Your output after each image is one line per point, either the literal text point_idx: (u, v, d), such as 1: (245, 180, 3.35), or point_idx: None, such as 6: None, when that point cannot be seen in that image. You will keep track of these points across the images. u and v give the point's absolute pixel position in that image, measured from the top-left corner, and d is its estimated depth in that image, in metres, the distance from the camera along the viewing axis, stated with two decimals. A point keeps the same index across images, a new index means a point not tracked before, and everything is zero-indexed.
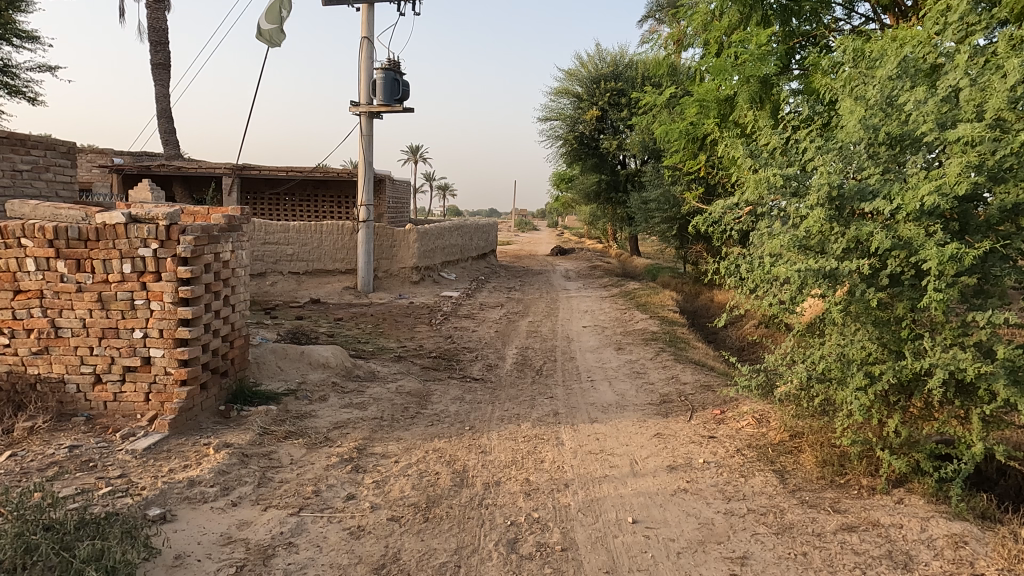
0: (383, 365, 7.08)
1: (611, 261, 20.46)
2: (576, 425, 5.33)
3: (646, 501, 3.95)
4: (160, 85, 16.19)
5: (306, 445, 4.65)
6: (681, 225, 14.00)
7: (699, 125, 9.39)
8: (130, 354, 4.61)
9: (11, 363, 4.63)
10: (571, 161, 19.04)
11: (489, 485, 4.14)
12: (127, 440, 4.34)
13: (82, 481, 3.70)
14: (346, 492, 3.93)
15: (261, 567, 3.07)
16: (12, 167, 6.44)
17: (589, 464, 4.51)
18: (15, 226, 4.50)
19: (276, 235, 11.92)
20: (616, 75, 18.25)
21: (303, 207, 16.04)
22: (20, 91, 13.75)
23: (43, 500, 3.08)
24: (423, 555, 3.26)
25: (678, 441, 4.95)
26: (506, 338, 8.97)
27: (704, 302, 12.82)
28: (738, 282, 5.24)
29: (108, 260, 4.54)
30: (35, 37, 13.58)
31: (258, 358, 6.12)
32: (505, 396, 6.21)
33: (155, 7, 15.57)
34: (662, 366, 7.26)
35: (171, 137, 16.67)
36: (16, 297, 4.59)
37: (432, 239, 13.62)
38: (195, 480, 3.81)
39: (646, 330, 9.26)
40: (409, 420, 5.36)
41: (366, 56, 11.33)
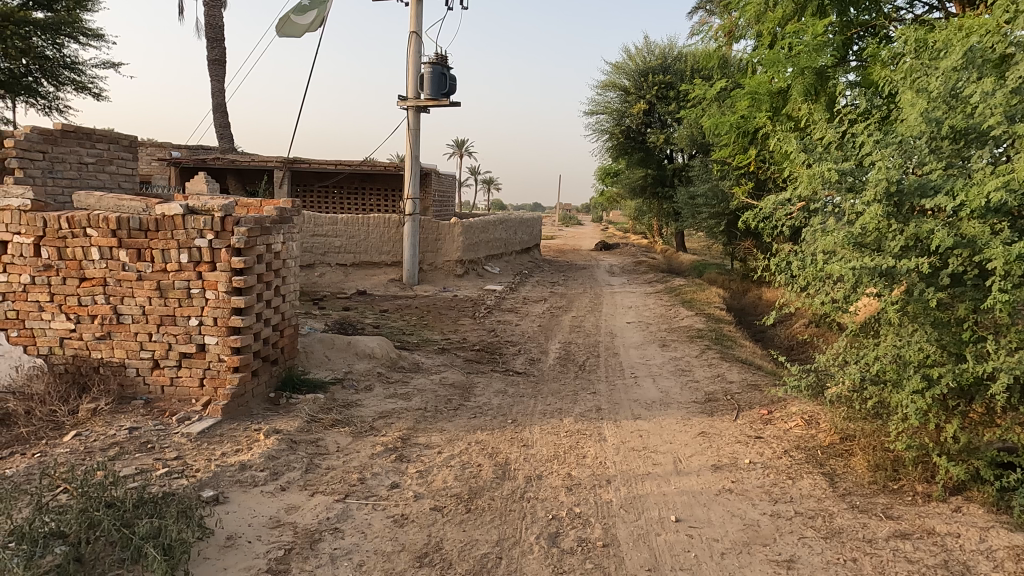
0: (427, 357, 7.17)
1: (656, 257, 20.20)
2: (619, 422, 5.29)
3: (689, 500, 3.91)
4: (216, 81, 16.68)
5: (352, 434, 4.75)
6: (730, 220, 13.72)
7: (751, 118, 9.17)
8: (186, 341, 4.77)
9: (76, 347, 4.84)
10: (617, 155, 18.86)
11: (531, 478, 4.15)
12: (183, 424, 4.51)
13: (141, 462, 3.86)
14: (390, 481, 4.00)
15: (309, 550, 3.16)
16: (79, 160, 6.71)
17: (632, 461, 4.48)
18: (80, 216, 4.69)
19: (324, 227, 12.12)
20: (664, 68, 18.05)
21: (351, 200, 16.32)
22: (87, 87, 14.34)
23: (105, 479, 3.22)
24: (465, 545, 3.30)
25: (723, 440, 4.87)
26: (549, 332, 8.97)
27: (752, 299, 12.59)
28: (788, 280, 5.10)
29: (166, 250, 4.71)
30: (100, 35, 14.12)
31: (306, 347, 6.27)
32: (548, 390, 6.21)
33: (212, 4, 15.98)
34: (708, 364, 7.13)
35: (226, 132, 17.14)
36: (82, 284, 4.79)
37: (477, 232, 13.70)
38: (246, 464, 3.93)
39: (691, 327, 9.13)
40: (452, 412, 5.42)
41: (414, 50, 11.44)
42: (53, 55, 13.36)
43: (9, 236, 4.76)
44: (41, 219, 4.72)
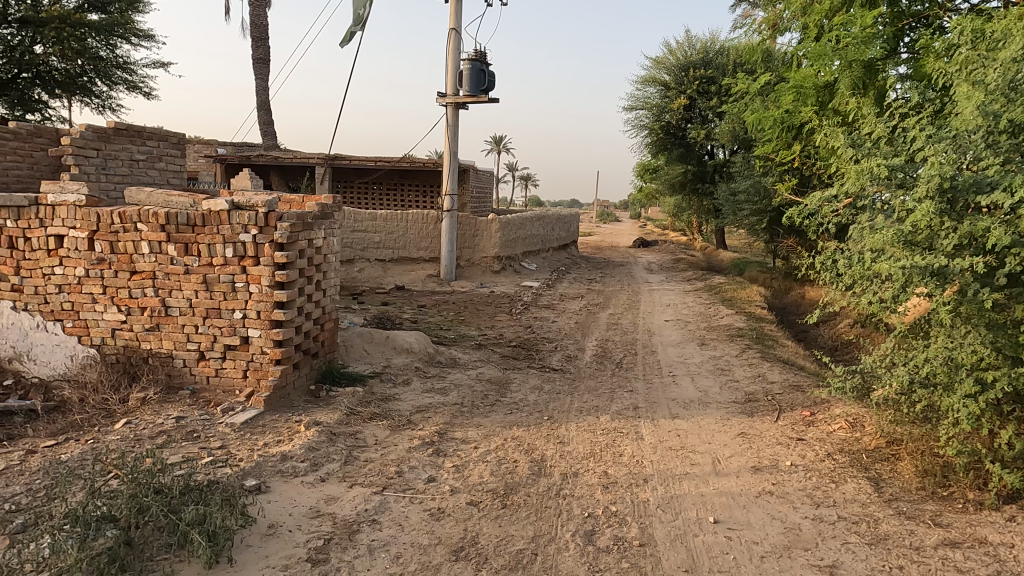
0: (464, 352, 7.21)
1: (696, 254, 19.93)
2: (657, 421, 5.24)
3: (728, 501, 3.84)
4: (260, 79, 17.03)
5: (390, 427, 4.80)
6: (772, 217, 13.43)
7: (796, 113, 8.94)
8: (230, 333, 4.89)
9: (127, 338, 5.01)
10: (656, 151, 18.64)
11: (567, 475, 4.14)
12: (227, 414, 4.63)
13: (188, 450, 3.98)
14: (427, 475, 4.03)
15: (347, 541, 3.21)
16: (130, 157, 6.92)
17: (670, 461, 4.43)
18: (132, 211, 4.85)
19: (364, 223, 12.35)
20: (705, 63, 17.71)
21: (390, 196, 16.49)
22: (138, 86, 14.79)
23: (154, 466, 3.33)
24: (501, 540, 3.31)
25: (764, 441, 4.78)
26: (586, 329, 8.93)
27: (795, 298, 12.31)
28: (833, 279, 4.97)
29: (212, 244, 4.83)
30: (150, 36, 14.54)
31: (345, 341, 6.37)
32: (585, 387, 6.19)
33: (257, 4, 16.30)
34: (748, 364, 7.00)
35: (269, 129, 17.48)
36: (132, 277, 4.95)
37: (514, 229, 13.71)
38: (287, 455, 4.01)
39: (731, 326, 8.97)
40: (489, 407, 5.44)
41: (453, 47, 11.49)
42: (107, 55, 13.80)
43: (65, 231, 4.95)
44: (96, 214, 4.89)
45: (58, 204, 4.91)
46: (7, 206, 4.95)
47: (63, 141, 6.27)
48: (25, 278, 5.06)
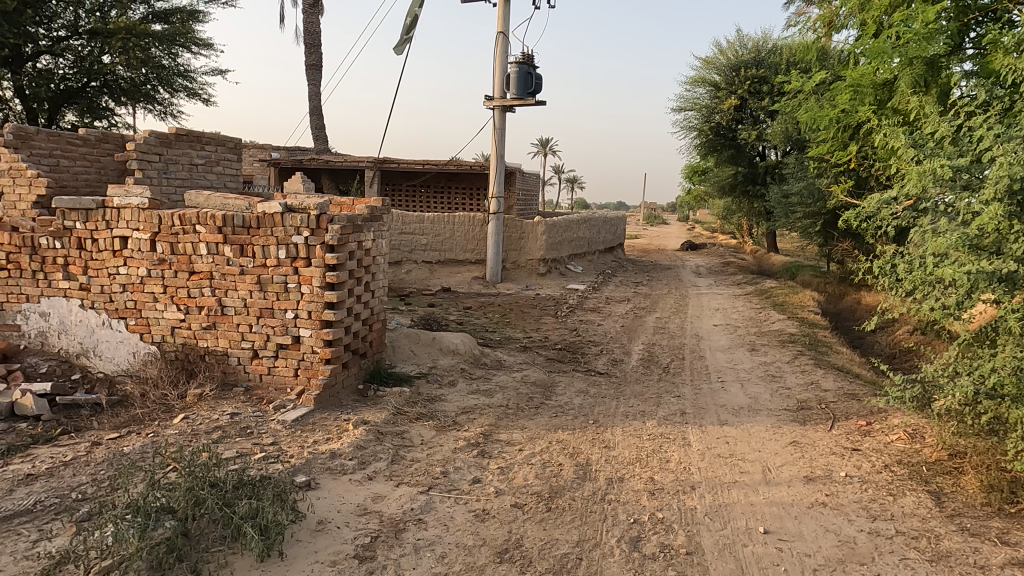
0: (509, 354, 7.23)
1: (746, 258, 19.51)
2: (705, 427, 5.15)
3: (779, 512, 3.74)
4: (313, 85, 17.46)
5: (436, 428, 4.85)
6: (827, 220, 13.03)
7: (852, 113, 8.65)
8: (283, 333, 5.02)
9: (185, 336, 5.19)
10: (705, 152, 18.33)
11: (613, 480, 4.10)
12: (279, 411, 4.75)
13: (242, 446, 4.10)
14: (472, 476, 4.05)
15: (393, 539, 3.25)
16: (190, 161, 7.19)
17: (718, 468, 4.34)
18: (191, 214, 5.03)
19: (412, 225, 12.54)
20: (757, 62, 17.29)
21: (437, 199, 16.68)
22: (198, 93, 15.34)
23: (210, 461, 3.43)
24: (546, 544, 3.30)
25: (817, 451, 4.64)
26: (632, 333, 8.84)
27: (850, 304, 11.91)
28: (892, 284, 4.79)
29: (266, 246, 4.96)
30: (210, 44, 15.06)
31: (393, 342, 6.46)
32: (631, 391, 6.12)
33: (311, 11, 16.72)
34: (800, 370, 6.82)
35: (321, 133, 17.90)
36: (191, 277, 5.12)
37: (560, 231, 13.68)
38: (336, 453, 4.09)
39: (783, 331, 8.75)
40: (534, 410, 5.44)
41: (501, 51, 11.54)
42: (169, 63, 14.34)
43: (129, 232, 5.16)
44: (157, 216, 5.08)
45: (123, 207, 5.13)
46: (77, 209, 5.21)
47: (129, 147, 6.55)
48: (92, 278, 5.30)
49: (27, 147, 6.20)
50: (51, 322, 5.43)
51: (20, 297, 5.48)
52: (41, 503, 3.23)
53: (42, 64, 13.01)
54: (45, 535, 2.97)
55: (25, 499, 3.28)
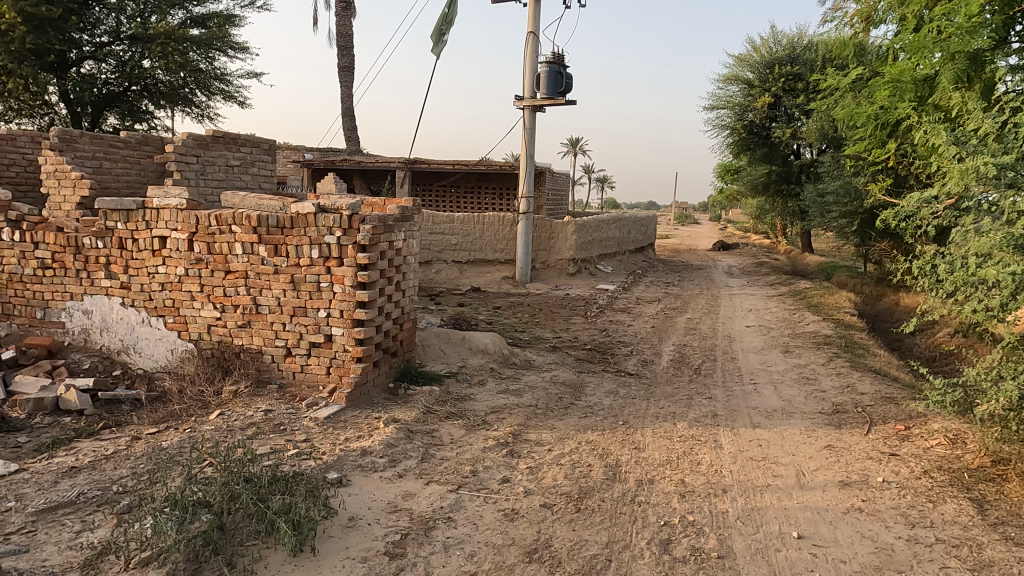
0: (539, 354, 7.22)
1: (779, 258, 19.18)
2: (737, 429, 5.08)
3: (814, 517, 3.67)
4: (345, 86, 17.67)
5: (465, 427, 4.87)
6: (864, 220, 12.74)
7: (892, 110, 8.44)
8: (315, 331, 5.09)
9: (220, 334, 5.29)
10: (738, 151, 18.08)
11: (642, 482, 4.07)
12: (311, 408, 4.83)
13: (275, 442, 4.17)
14: (501, 475, 4.06)
15: (423, 537, 3.28)
16: (226, 162, 7.34)
17: (750, 471, 4.28)
18: (227, 214, 5.14)
19: (442, 225, 12.62)
20: (792, 59, 16.98)
21: (467, 199, 16.74)
22: (233, 96, 15.65)
23: (245, 457, 3.50)
24: (575, 545, 3.29)
25: (852, 455, 4.54)
26: (663, 334, 8.76)
27: (888, 305, 11.62)
28: (932, 286, 4.67)
29: (300, 245, 5.04)
30: (245, 48, 15.35)
31: (423, 341, 6.51)
32: (661, 393, 6.07)
33: (343, 14, 16.93)
34: (836, 373, 6.67)
35: (353, 135, 18.11)
36: (226, 276, 5.22)
37: (590, 231, 13.63)
38: (367, 450, 4.13)
39: (817, 333, 8.58)
40: (563, 410, 5.43)
41: (532, 51, 11.54)
42: (206, 67, 14.64)
43: (168, 232, 5.29)
44: (195, 217, 5.20)
45: (162, 207, 5.26)
46: (118, 209, 5.37)
47: (167, 149, 6.72)
48: (132, 276, 5.44)
49: (71, 150, 6.38)
50: (94, 319, 5.59)
51: (64, 295, 5.65)
52: (84, 495, 3.34)
53: (85, 70, 13.40)
54: (88, 526, 3.06)
55: (68, 491, 3.38)
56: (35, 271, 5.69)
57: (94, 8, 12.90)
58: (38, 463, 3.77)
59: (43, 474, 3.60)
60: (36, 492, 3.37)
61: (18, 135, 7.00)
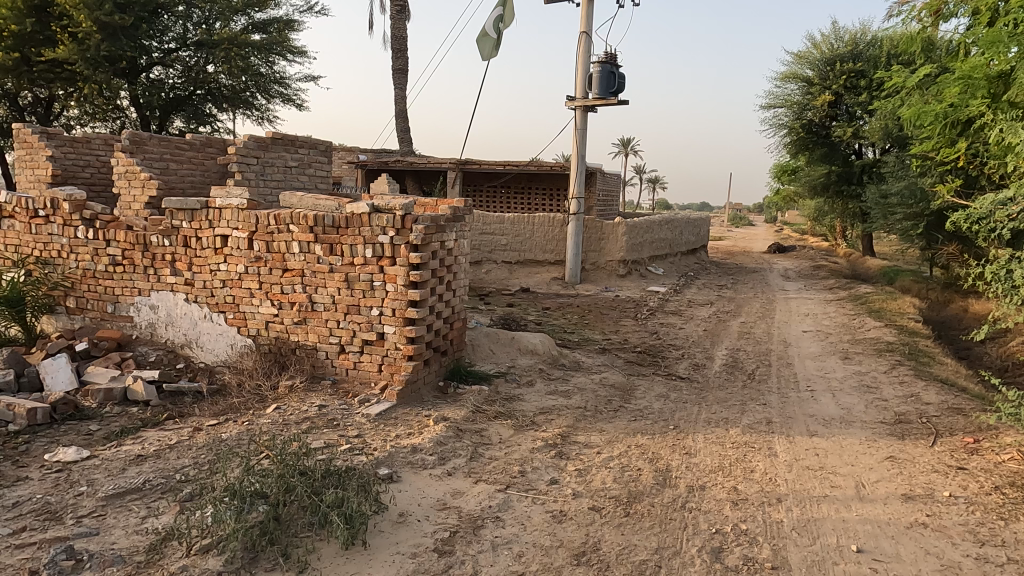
0: (588, 356, 7.18)
1: (839, 261, 18.56)
2: (793, 437, 4.94)
3: (874, 530, 3.54)
4: (399, 89, 17.95)
5: (514, 427, 4.88)
6: (931, 222, 12.20)
7: (962, 107, 8.04)
8: (367, 329, 5.19)
9: (278, 330, 5.45)
10: (796, 151, 17.58)
11: (694, 488, 4.00)
12: (363, 404, 4.93)
13: (328, 437, 4.27)
14: (549, 476, 4.06)
15: (472, 535, 3.30)
16: (285, 164, 7.55)
17: (806, 481, 4.15)
18: (285, 214, 5.28)
19: (492, 226, 12.69)
20: (854, 56, 16.40)
21: (517, 199, 16.78)
22: (292, 99, 16.09)
23: (300, 450, 3.60)
24: (624, 549, 3.26)
25: (916, 467, 4.36)
26: (715, 338, 8.59)
27: (955, 312, 11.10)
28: (1006, 293, 4.42)
29: (354, 245, 5.14)
30: (303, 52, 15.77)
31: (473, 340, 6.56)
32: (714, 397, 5.96)
33: (398, 17, 17.20)
34: (899, 382, 6.41)
35: (406, 136, 18.38)
36: (284, 274, 5.37)
37: (641, 232, 13.47)
38: (417, 447, 4.18)
39: (879, 339, 8.25)
40: (612, 413, 5.38)
41: (584, 51, 11.49)
42: (266, 71, 15.14)
43: (229, 231, 5.47)
44: (255, 216, 5.37)
45: (224, 207, 5.45)
46: (183, 209, 5.59)
47: (230, 150, 6.95)
48: (195, 273, 5.66)
49: (141, 152, 6.67)
50: (160, 314, 5.83)
51: (132, 291, 5.92)
52: (150, 482, 3.49)
53: (154, 75, 14.01)
54: (152, 512, 3.19)
55: (135, 478, 3.54)
56: (107, 267, 5.97)
57: (163, 16, 13.48)
58: (108, 450, 3.96)
59: (112, 461, 3.78)
60: (106, 478, 3.54)
61: (93, 138, 7.37)
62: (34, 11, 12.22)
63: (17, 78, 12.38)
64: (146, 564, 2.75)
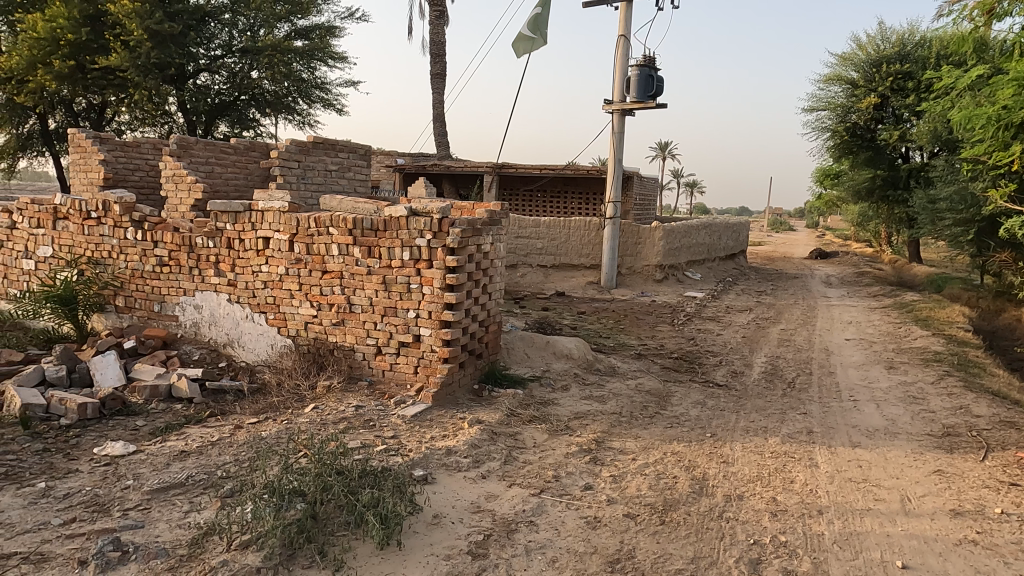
0: (623, 361, 7.12)
1: (884, 268, 18.05)
2: (834, 448, 4.81)
3: (920, 546, 3.42)
4: (437, 93, 18.12)
5: (548, 431, 4.87)
6: (981, 228, 11.77)
7: (1016, 110, 7.73)
8: (404, 331, 5.24)
9: (316, 331, 5.54)
10: (839, 155, 17.18)
11: (731, 498, 3.93)
12: (399, 406, 4.98)
13: (365, 437, 4.32)
14: (584, 482, 4.03)
15: (506, 539, 3.29)
16: (325, 167, 7.68)
17: (849, 493, 4.04)
18: (325, 217, 5.37)
19: (528, 229, 12.69)
20: (902, 57, 15.94)
21: (553, 203, 16.76)
22: (332, 104, 16.37)
23: (337, 450, 3.65)
24: (659, 557, 3.22)
25: (965, 482, 4.21)
26: (754, 345, 8.43)
27: (1007, 322, 10.69)
28: None
29: (392, 248, 5.20)
30: (344, 58, 16.04)
31: (508, 344, 6.57)
32: (752, 405, 5.85)
33: (437, 23, 17.37)
34: (947, 393, 6.19)
35: (444, 140, 18.54)
36: (323, 276, 5.46)
37: (679, 237, 13.31)
38: (452, 450, 4.20)
39: (926, 349, 8.00)
40: (648, 419, 5.32)
41: (622, 54, 11.42)
42: (308, 77, 15.42)
43: (271, 233, 5.59)
44: (295, 219, 5.47)
45: (266, 210, 5.57)
46: (227, 211, 5.74)
47: (272, 154, 7.10)
48: (238, 274, 5.79)
49: (188, 156, 6.87)
50: (204, 314, 5.99)
51: (178, 291, 6.09)
52: (192, 477, 3.58)
53: (201, 81, 14.43)
54: (194, 507, 3.27)
55: (179, 473, 3.64)
56: (154, 268, 6.16)
57: (210, 24, 13.88)
58: (154, 445, 4.08)
59: (157, 456, 3.89)
60: (151, 472, 3.65)
61: (143, 142, 7.61)
62: (90, 20, 12.71)
63: (72, 85, 12.86)
64: (188, 558, 2.82)
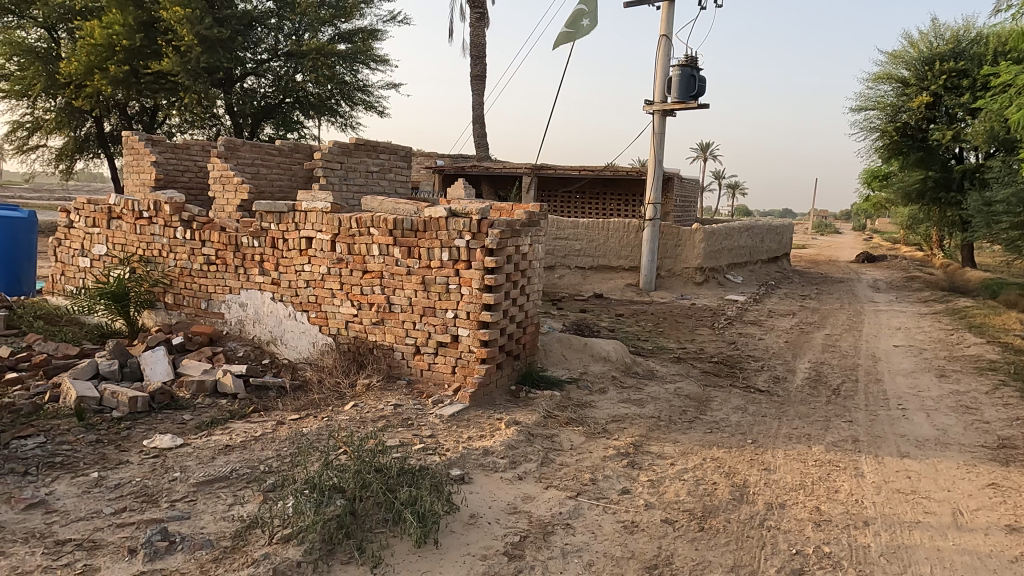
0: (662, 365, 7.04)
1: (935, 272, 17.44)
2: (881, 457, 4.67)
3: (973, 562, 3.30)
4: (477, 95, 18.22)
5: (586, 433, 4.84)
6: None
7: None
8: (442, 331, 5.28)
9: (357, 330, 5.62)
10: (889, 155, 16.69)
11: (772, 506, 3.85)
12: (437, 405, 5.01)
13: (403, 436, 4.36)
14: (621, 486, 3.99)
15: (542, 541, 3.29)
16: (367, 169, 7.78)
17: (897, 505, 3.91)
18: (366, 217, 5.44)
19: (566, 231, 12.65)
20: (956, 54, 15.40)
21: (592, 204, 16.68)
22: (374, 106, 16.58)
23: (376, 448, 3.69)
24: (697, 565, 3.17)
25: (1022, 497, 4.04)
26: (797, 350, 8.24)
27: None
28: None
29: (431, 248, 5.24)
30: (386, 60, 16.24)
31: (545, 345, 6.56)
32: (795, 412, 5.72)
33: (478, 25, 17.47)
34: (1003, 404, 5.94)
35: (483, 141, 18.62)
36: (364, 275, 5.54)
37: (720, 239, 13.10)
38: (489, 450, 4.21)
39: (980, 357, 7.69)
40: (687, 424, 5.25)
41: (664, 54, 11.31)
42: (351, 79, 15.65)
43: (314, 233, 5.70)
44: (338, 219, 5.56)
45: (310, 210, 5.68)
46: (272, 212, 5.87)
47: (316, 155, 7.24)
48: (282, 273, 5.92)
49: (235, 157, 7.04)
50: (248, 311, 6.13)
51: (225, 289, 6.25)
52: (236, 471, 3.66)
53: (248, 85, 14.81)
54: (238, 500, 3.35)
55: (223, 467, 3.73)
56: (202, 266, 6.33)
57: (258, 28, 14.24)
58: (200, 439, 4.19)
59: (202, 449, 4.00)
60: (197, 465, 3.75)
61: (192, 144, 7.84)
62: (144, 27, 13.18)
63: (127, 89, 13.33)
64: (231, 550, 2.89)
